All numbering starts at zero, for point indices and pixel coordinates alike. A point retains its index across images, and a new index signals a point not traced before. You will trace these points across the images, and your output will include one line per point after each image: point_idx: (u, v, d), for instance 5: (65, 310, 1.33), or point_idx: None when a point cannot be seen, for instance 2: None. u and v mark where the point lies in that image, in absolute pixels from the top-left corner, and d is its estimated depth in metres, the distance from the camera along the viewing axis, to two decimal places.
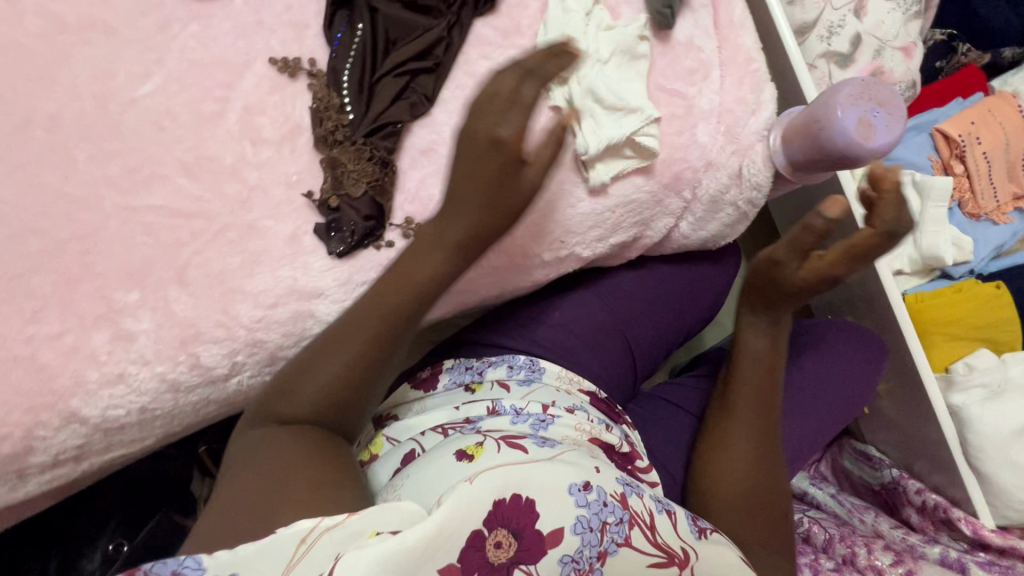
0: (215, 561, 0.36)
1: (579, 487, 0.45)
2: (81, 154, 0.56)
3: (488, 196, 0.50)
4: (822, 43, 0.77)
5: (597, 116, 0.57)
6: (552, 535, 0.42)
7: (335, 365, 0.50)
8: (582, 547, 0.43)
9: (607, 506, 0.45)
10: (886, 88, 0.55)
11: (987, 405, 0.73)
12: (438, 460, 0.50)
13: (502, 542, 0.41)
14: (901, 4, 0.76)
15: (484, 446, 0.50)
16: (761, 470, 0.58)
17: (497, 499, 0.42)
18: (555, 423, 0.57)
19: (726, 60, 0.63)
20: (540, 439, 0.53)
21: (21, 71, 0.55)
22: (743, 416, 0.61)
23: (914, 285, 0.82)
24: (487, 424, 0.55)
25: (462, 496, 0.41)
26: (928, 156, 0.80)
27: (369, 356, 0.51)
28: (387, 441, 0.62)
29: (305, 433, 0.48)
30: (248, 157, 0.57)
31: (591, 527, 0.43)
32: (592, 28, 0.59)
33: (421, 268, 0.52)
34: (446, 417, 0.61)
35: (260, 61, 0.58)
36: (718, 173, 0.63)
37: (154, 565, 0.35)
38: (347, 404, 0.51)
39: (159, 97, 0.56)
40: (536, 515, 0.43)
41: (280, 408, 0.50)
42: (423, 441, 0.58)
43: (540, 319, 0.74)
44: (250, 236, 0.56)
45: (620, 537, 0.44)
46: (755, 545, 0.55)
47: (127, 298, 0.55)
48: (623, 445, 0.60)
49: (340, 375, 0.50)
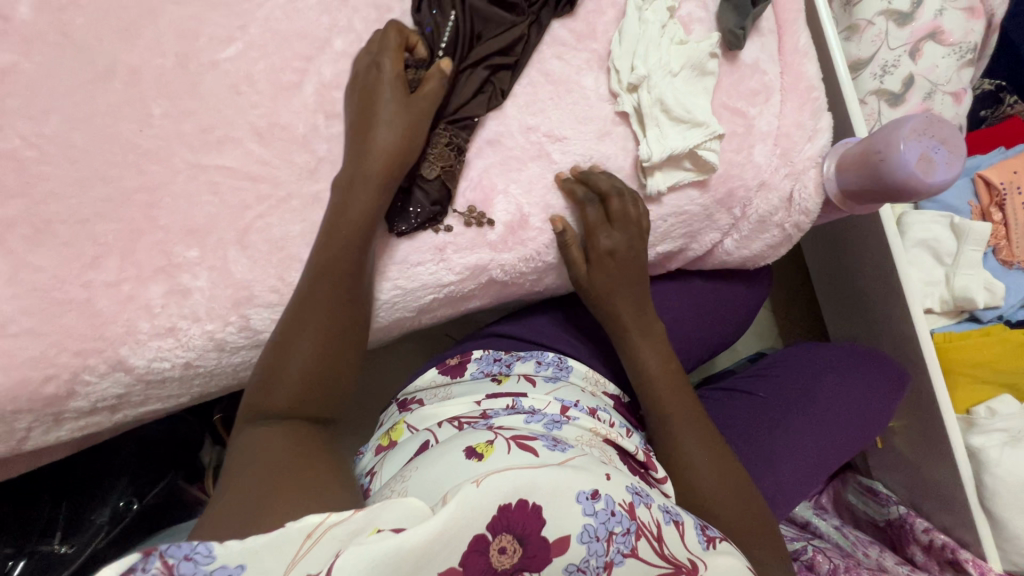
0: (226, 549, 0.32)
1: (587, 495, 0.40)
2: (158, 109, 0.57)
3: (401, 135, 0.55)
4: (874, 81, 0.79)
5: (662, 125, 0.59)
6: (558, 542, 0.39)
7: (307, 345, 0.51)
8: (588, 556, 0.39)
9: (614, 516, 0.41)
10: (947, 125, 0.57)
11: (1006, 450, 0.74)
12: (448, 456, 0.47)
13: (507, 548, 0.37)
14: (957, 50, 0.78)
15: (493, 445, 0.47)
16: (722, 459, 0.55)
17: (503, 503, 0.38)
18: (569, 424, 0.54)
19: (789, 85, 0.64)
20: (551, 441, 0.48)
21: (109, 22, 0.56)
22: (675, 406, 0.59)
23: (941, 325, 0.84)
24: (499, 422, 0.52)
25: (466, 499, 0.37)
26: (967, 201, 0.83)
27: (332, 340, 0.51)
28: (407, 429, 0.60)
29: (291, 425, 0.48)
30: (320, 129, 0.59)
31: (597, 536, 0.40)
32: (665, 39, 0.60)
33: (355, 211, 0.53)
34: (465, 408, 0.59)
35: (341, 37, 0.59)
36: (770, 194, 0.64)
37: (167, 547, 0.31)
38: (323, 389, 0.51)
39: (240, 63, 0.58)
40: (542, 521, 0.39)
41: (260, 401, 0.50)
42: (438, 431, 0.55)
43: (570, 320, 0.76)
44: (315, 206, 0.58)
45: (626, 548, 0.40)
46: (747, 544, 0.52)
47: (187, 253, 0.56)
48: (641, 453, 0.55)
49: (306, 360, 0.50)
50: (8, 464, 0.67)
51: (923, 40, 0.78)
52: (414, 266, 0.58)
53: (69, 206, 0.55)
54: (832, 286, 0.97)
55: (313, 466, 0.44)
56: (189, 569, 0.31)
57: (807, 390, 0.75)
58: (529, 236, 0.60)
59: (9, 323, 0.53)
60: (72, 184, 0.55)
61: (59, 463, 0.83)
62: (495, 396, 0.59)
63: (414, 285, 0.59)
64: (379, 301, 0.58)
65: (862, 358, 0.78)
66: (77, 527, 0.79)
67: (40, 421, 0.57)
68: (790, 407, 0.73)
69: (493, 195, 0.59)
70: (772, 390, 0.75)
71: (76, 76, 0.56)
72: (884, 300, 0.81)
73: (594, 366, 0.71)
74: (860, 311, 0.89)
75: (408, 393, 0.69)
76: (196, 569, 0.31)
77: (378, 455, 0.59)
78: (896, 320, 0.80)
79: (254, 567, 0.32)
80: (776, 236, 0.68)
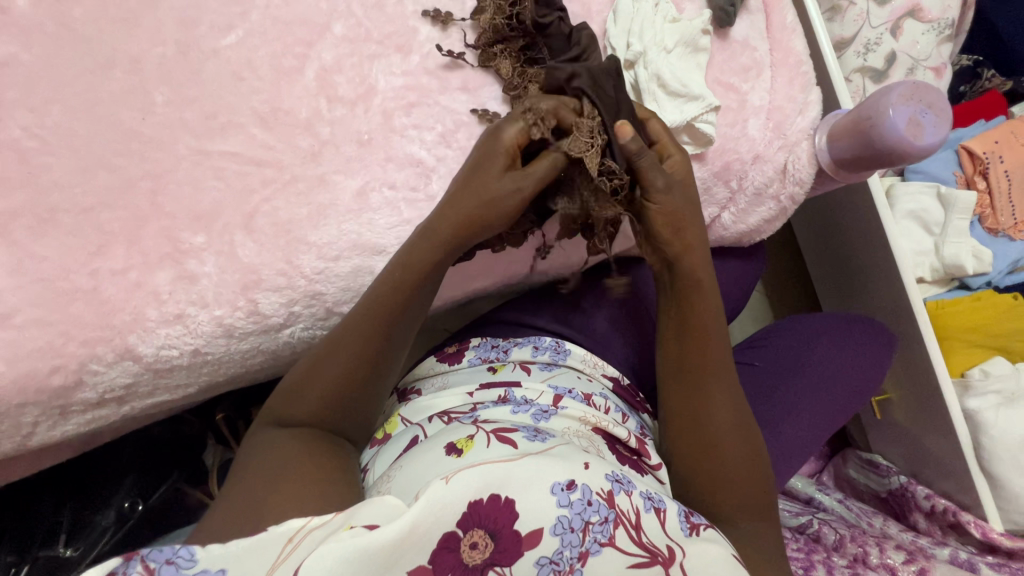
0: (208, 554, 0.33)
1: (562, 486, 0.39)
2: (160, 98, 0.57)
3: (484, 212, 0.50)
4: (858, 58, 0.82)
5: (659, 100, 0.60)
6: (531, 535, 0.38)
7: (337, 372, 0.49)
8: (562, 548, 0.38)
9: (591, 506, 0.39)
10: (933, 91, 0.60)
11: (1002, 411, 0.76)
12: (429, 451, 0.45)
13: (478, 543, 0.37)
14: (936, 26, 0.81)
15: (473, 440, 0.45)
16: (744, 443, 0.53)
17: (474, 500, 0.37)
18: (558, 415, 0.53)
19: (778, 61, 0.66)
20: (533, 432, 0.46)
21: (107, 11, 0.57)
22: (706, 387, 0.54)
23: (933, 293, 0.87)
24: (484, 416, 0.51)
25: (433, 496, 0.36)
26: (952, 171, 0.86)
27: (360, 373, 0.50)
28: (401, 421, 0.58)
29: (309, 436, 0.48)
30: (323, 113, 0.59)
31: (571, 528, 0.38)
32: (658, 18, 0.62)
33: (425, 256, 0.51)
34: (458, 401, 0.58)
35: (339, 23, 0.60)
36: (765, 167, 0.66)
37: (149, 552, 0.32)
38: (346, 408, 0.50)
39: (241, 50, 0.58)
40: (515, 515, 0.38)
41: (282, 412, 0.50)
42: (427, 426, 0.54)
43: (569, 304, 0.75)
44: (322, 188, 0.59)
45: (603, 537, 0.39)
46: (741, 523, 0.52)
47: (193, 239, 0.56)
48: (633, 439, 0.54)
49: (333, 387, 0.49)
50: (11, 466, 0.66)
51: (903, 17, 0.81)
52: None
53: (73, 195, 0.55)
54: (827, 267, 0.98)
55: (335, 483, 0.43)
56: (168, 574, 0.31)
57: (803, 360, 0.76)
58: None
59: (15, 314, 0.53)
60: (75, 174, 0.55)
61: (60, 466, 0.81)
62: (488, 386, 0.59)
63: None
64: None
65: (852, 327, 0.79)
66: (81, 530, 0.78)
67: (46, 414, 0.56)
68: (787, 375, 0.75)
69: None
70: (770, 357, 0.77)
71: (76, 66, 0.56)
72: (881, 277, 0.82)
73: (592, 347, 0.70)
74: (854, 288, 0.91)
75: (408, 382, 0.68)
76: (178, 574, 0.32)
77: (374, 448, 0.57)
78: (893, 294, 0.81)
79: (235, 572, 0.33)
80: (772, 209, 0.69)
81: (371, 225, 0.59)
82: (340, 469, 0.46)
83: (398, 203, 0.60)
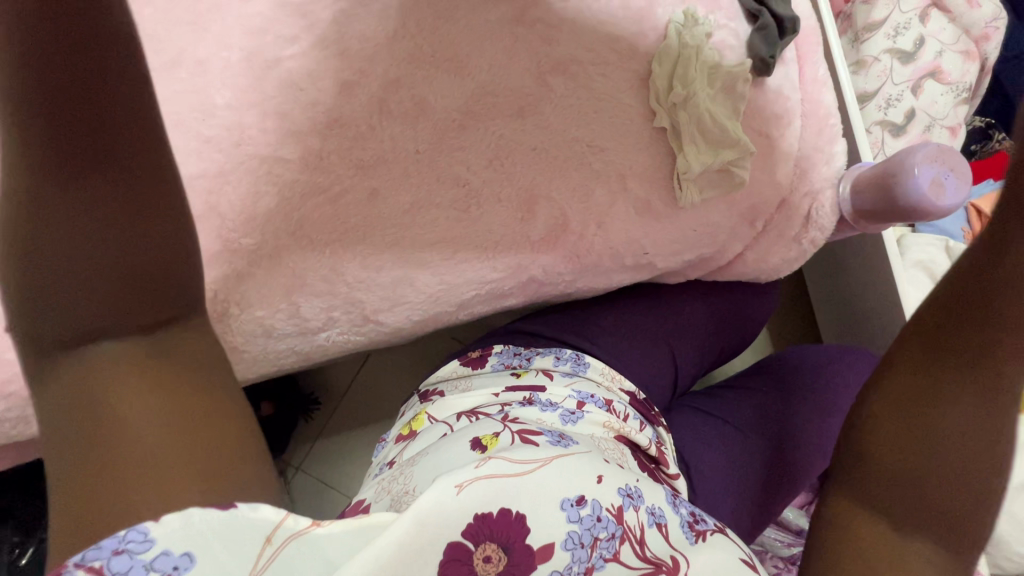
0: (164, 530, 0.31)
1: (572, 502, 0.41)
2: (220, 100, 0.58)
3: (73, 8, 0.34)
4: (879, 112, 0.87)
5: (699, 144, 0.64)
6: (542, 550, 0.39)
7: (77, 256, 0.38)
8: (571, 563, 0.39)
9: (600, 522, 0.41)
10: (956, 156, 0.65)
11: None
12: (453, 446, 0.48)
13: (492, 557, 0.38)
14: (954, 88, 0.87)
15: (498, 438, 0.47)
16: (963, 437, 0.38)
17: (480, 513, 0.38)
18: (584, 418, 0.56)
19: (808, 112, 0.68)
20: (556, 436, 0.49)
21: (177, 16, 0.58)
22: (937, 367, 0.40)
23: None
24: (515, 413, 0.54)
25: (441, 498, 0.38)
26: (961, 227, 0.92)
27: (136, 270, 0.41)
28: (427, 419, 0.60)
29: (109, 358, 0.41)
30: (378, 128, 0.61)
31: (582, 543, 0.40)
32: (703, 63, 0.64)
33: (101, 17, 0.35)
34: (484, 400, 0.60)
35: (402, 42, 0.61)
36: (792, 212, 0.69)
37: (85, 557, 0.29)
38: (132, 294, 0.41)
39: (303, 61, 0.59)
40: (526, 530, 0.39)
41: (55, 332, 0.40)
42: (454, 424, 0.55)
43: (591, 321, 0.77)
44: (373, 201, 0.60)
45: (608, 553, 0.40)
46: (907, 525, 0.40)
47: (241, 241, 0.58)
48: (653, 448, 0.58)
49: (93, 285, 0.40)
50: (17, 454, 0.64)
51: (923, 78, 0.86)
52: (460, 264, 0.63)
53: None
54: (831, 306, 1.02)
55: (159, 433, 0.38)
56: (122, 564, 0.29)
57: (805, 383, 0.80)
58: (570, 240, 0.64)
59: None
60: None
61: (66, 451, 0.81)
62: (513, 390, 0.61)
63: (459, 281, 0.63)
64: (425, 294, 0.63)
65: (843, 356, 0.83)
66: None
67: None
68: (790, 399, 0.78)
69: (538, 214, 0.63)
70: (772, 383, 0.81)
71: None
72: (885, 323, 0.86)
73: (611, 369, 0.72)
74: (856, 328, 0.95)
75: (430, 382, 0.70)
76: (134, 559, 0.30)
77: (398, 444, 0.58)
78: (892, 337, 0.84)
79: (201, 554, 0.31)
80: (793, 250, 0.72)
81: (416, 231, 0.61)
82: (178, 364, 0.42)
83: (438, 220, 0.62)
